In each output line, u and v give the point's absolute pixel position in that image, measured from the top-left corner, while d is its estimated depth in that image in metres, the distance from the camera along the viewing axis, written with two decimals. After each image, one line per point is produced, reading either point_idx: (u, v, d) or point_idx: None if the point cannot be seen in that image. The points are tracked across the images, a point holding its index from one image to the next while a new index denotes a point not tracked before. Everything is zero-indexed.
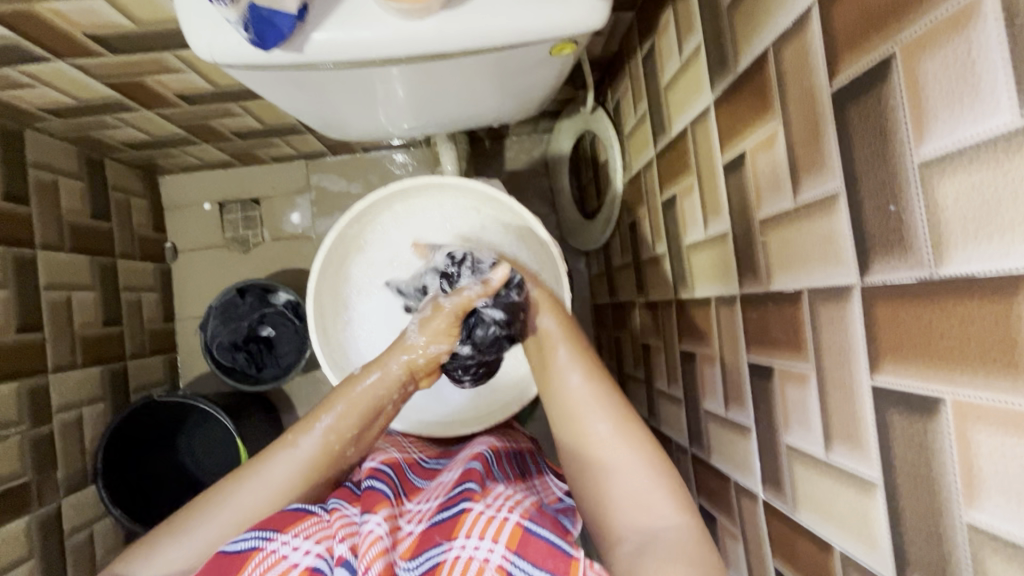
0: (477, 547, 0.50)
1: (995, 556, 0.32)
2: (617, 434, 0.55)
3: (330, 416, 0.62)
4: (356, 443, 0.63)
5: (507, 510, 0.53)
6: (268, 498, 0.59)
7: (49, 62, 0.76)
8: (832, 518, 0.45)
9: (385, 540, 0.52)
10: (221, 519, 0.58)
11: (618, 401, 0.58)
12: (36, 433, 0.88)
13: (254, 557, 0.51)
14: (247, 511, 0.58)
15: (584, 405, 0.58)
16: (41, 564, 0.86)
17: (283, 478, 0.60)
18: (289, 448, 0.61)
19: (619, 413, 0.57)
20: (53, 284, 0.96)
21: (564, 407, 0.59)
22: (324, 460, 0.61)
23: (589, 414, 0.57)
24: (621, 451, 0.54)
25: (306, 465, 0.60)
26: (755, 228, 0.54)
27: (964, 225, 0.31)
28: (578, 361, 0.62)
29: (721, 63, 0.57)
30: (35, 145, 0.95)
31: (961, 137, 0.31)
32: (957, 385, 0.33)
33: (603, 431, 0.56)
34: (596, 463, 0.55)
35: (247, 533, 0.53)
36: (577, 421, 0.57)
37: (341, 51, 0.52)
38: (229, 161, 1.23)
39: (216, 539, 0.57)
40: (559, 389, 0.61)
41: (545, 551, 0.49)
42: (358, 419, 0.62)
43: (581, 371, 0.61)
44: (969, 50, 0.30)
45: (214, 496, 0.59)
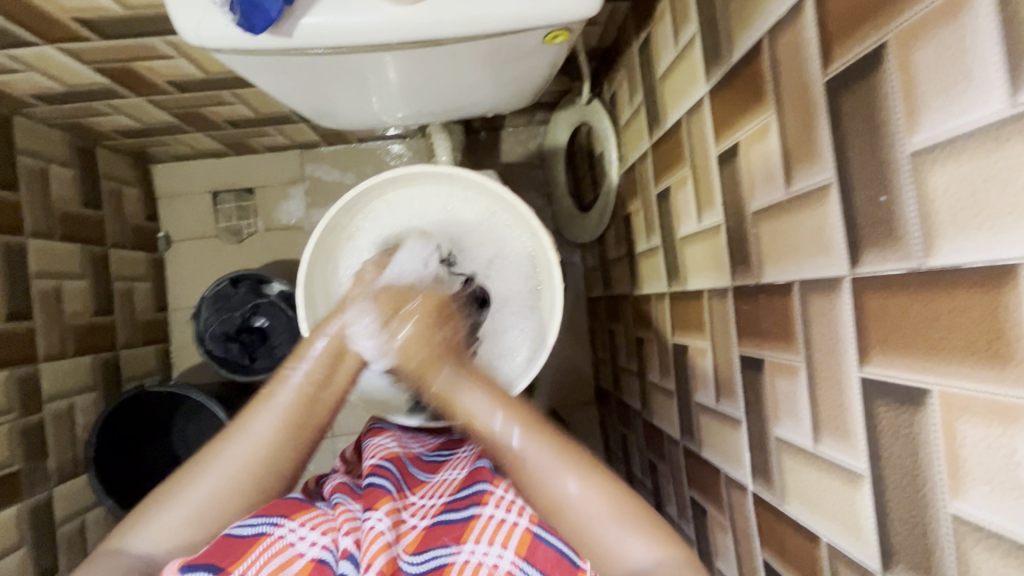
0: (486, 552, 0.50)
1: (978, 547, 0.32)
2: (587, 488, 0.50)
3: (298, 366, 0.59)
4: (329, 389, 0.59)
5: (517, 513, 0.53)
6: (252, 456, 0.55)
7: (36, 46, 0.74)
8: (820, 509, 0.46)
9: (388, 535, 0.51)
10: (205, 482, 0.54)
11: (574, 449, 0.53)
12: (26, 422, 0.88)
13: (261, 542, 0.50)
14: (240, 466, 0.55)
15: (542, 472, 0.51)
16: (32, 552, 0.86)
17: (267, 430, 0.56)
18: (263, 402, 0.57)
19: (583, 464, 0.52)
20: (43, 273, 0.95)
21: (517, 473, 0.52)
22: (301, 409, 0.57)
23: (551, 474, 0.51)
24: (588, 500, 0.50)
25: (284, 415, 0.57)
26: (747, 220, 0.53)
27: (954, 215, 0.31)
28: (519, 421, 0.54)
29: (716, 53, 0.57)
30: (24, 132, 0.94)
31: (953, 126, 0.31)
32: (944, 375, 0.33)
33: (572, 490, 0.50)
34: (572, 523, 0.50)
35: (254, 517, 0.52)
36: (540, 490, 0.51)
37: (331, 37, 0.52)
38: (222, 150, 1.22)
39: (207, 502, 0.54)
40: (509, 456, 0.53)
41: (552, 560, 0.50)
42: (326, 363, 0.59)
43: (522, 426, 0.53)
44: (961, 38, 0.30)
45: (198, 461, 0.56)
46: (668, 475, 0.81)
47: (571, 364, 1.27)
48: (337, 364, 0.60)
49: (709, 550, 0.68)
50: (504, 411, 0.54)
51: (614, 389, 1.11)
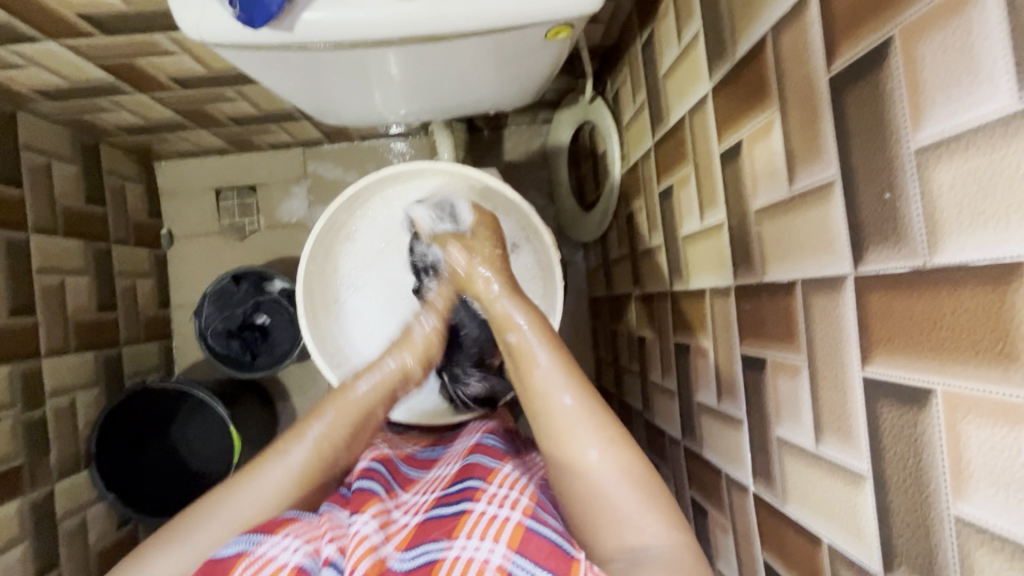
0: (478, 548, 0.48)
1: (982, 549, 0.31)
2: (609, 455, 0.52)
3: (321, 422, 0.62)
4: (348, 451, 0.63)
5: (509, 507, 0.52)
6: (261, 509, 0.58)
7: (39, 42, 0.75)
8: (821, 511, 0.45)
9: (373, 538, 0.52)
10: (210, 530, 0.56)
11: (608, 419, 0.54)
12: (28, 417, 0.88)
13: (242, 561, 0.49)
14: (243, 521, 0.57)
15: (575, 430, 0.54)
16: (33, 547, 0.86)
17: (276, 487, 0.58)
18: (277, 459, 0.60)
19: (613, 434, 0.53)
20: (46, 268, 0.95)
21: (552, 426, 0.55)
22: (314, 468, 0.60)
23: (580, 435, 0.53)
24: (609, 473, 0.51)
25: (297, 474, 0.59)
26: (750, 219, 0.53)
27: (960, 212, 0.31)
28: (566, 373, 0.57)
29: (720, 51, 0.56)
30: (28, 128, 0.95)
31: (959, 121, 0.30)
32: (949, 375, 0.32)
33: (594, 457, 0.52)
34: (587, 489, 0.51)
35: (236, 538, 0.52)
36: (568, 445, 0.53)
37: (333, 32, 0.52)
38: (225, 148, 1.22)
39: (207, 551, 0.56)
40: (545, 406, 0.56)
41: (546, 551, 0.47)
42: (349, 423, 0.62)
43: (569, 386, 0.56)
44: (968, 32, 0.29)
45: (204, 507, 0.57)
46: (669, 476, 0.80)
47: None
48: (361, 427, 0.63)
49: (710, 551, 0.68)
50: (555, 360, 0.58)
51: (615, 389, 1.11)
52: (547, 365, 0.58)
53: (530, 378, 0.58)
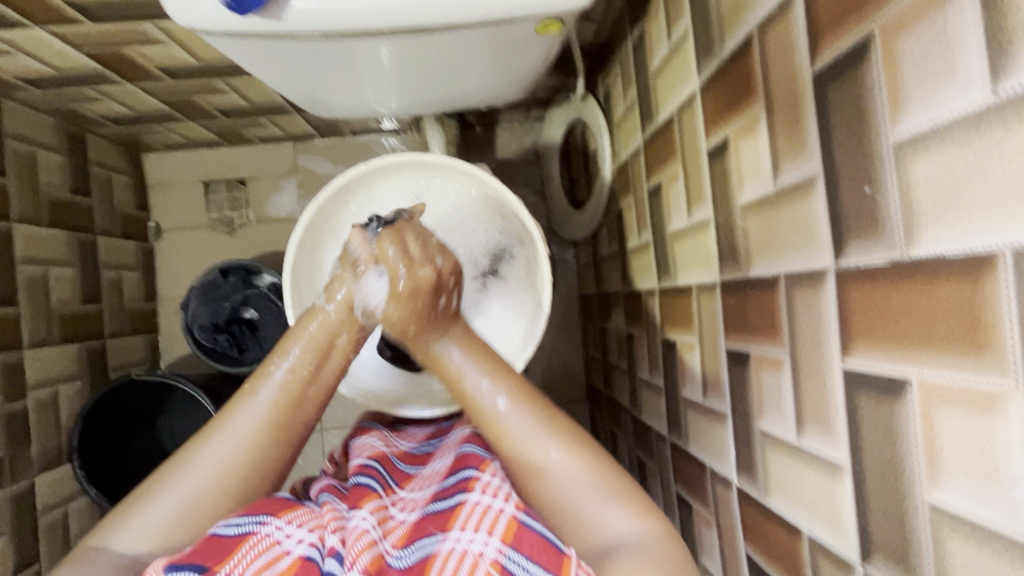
0: (472, 540, 0.48)
1: (955, 536, 0.32)
2: (570, 457, 0.51)
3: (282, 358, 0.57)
4: (320, 382, 0.58)
5: (503, 499, 0.52)
6: (238, 452, 0.54)
7: (25, 28, 0.74)
8: (802, 503, 0.46)
9: (372, 533, 0.51)
10: (190, 480, 0.53)
11: (563, 421, 0.53)
12: (10, 409, 0.87)
13: (246, 542, 0.48)
14: (220, 468, 0.53)
15: (529, 441, 0.52)
16: (12, 540, 0.85)
17: (252, 431, 0.55)
18: (247, 401, 0.56)
19: (567, 432, 0.52)
20: (30, 259, 0.94)
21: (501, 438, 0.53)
22: (288, 405, 0.56)
23: (533, 443, 0.52)
24: (570, 471, 0.50)
25: (269, 413, 0.55)
26: (735, 214, 0.53)
27: (936, 205, 0.31)
28: (506, 386, 0.54)
29: (708, 48, 0.57)
30: (13, 116, 0.93)
31: (936, 116, 0.31)
32: (925, 365, 0.33)
33: (553, 458, 0.51)
34: (550, 493, 0.51)
35: (240, 516, 0.50)
36: (524, 457, 0.52)
37: (323, 21, 0.51)
38: (215, 140, 1.21)
39: (190, 499, 0.52)
40: (494, 421, 0.53)
41: (538, 546, 0.47)
42: (312, 355, 0.58)
43: (509, 391, 0.54)
44: (945, 28, 0.30)
45: (180, 458, 0.54)
46: (655, 472, 0.81)
47: (562, 362, 1.27)
48: (326, 356, 0.58)
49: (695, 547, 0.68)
50: (493, 376, 0.55)
51: (604, 386, 1.11)
52: (488, 384, 0.54)
53: (465, 398, 0.55)
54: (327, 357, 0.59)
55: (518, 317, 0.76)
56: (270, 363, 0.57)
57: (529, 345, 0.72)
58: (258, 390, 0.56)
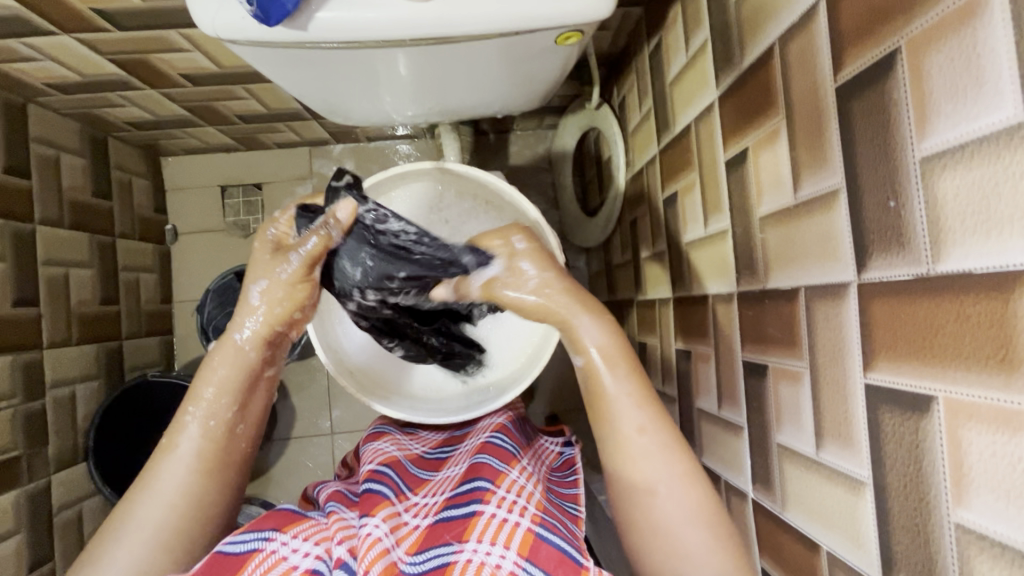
0: (489, 552, 0.48)
1: (982, 557, 0.31)
2: (680, 491, 0.50)
3: (198, 405, 0.56)
4: (246, 421, 0.58)
5: (518, 513, 0.52)
6: (176, 501, 0.54)
7: (53, 35, 0.75)
8: (821, 518, 0.45)
9: (385, 541, 0.51)
10: (127, 546, 0.51)
11: (683, 452, 0.52)
12: (28, 408, 0.88)
13: (253, 559, 0.48)
14: (156, 526, 0.52)
15: (644, 461, 0.51)
16: (28, 538, 0.86)
17: (181, 482, 0.54)
18: (171, 455, 0.55)
19: (683, 464, 0.51)
20: (51, 260, 0.96)
21: (620, 453, 0.52)
22: (214, 450, 0.56)
23: (651, 470, 0.51)
24: (676, 506, 0.50)
25: (197, 460, 0.55)
26: (754, 225, 0.53)
27: (963, 221, 0.31)
28: (638, 396, 0.53)
29: (727, 59, 0.57)
30: (38, 120, 0.95)
31: (964, 131, 0.31)
32: (951, 382, 0.32)
33: (663, 491, 0.50)
34: (654, 518, 0.50)
35: (246, 533, 0.50)
36: (634, 479, 0.52)
37: (346, 31, 0.52)
38: (233, 145, 1.23)
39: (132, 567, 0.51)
40: (617, 432, 0.53)
41: (556, 559, 0.48)
42: (236, 394, 0.57)
43: (643, 405, 0.53)
44: (974, 43, 0.30)
45: (117, 519, 0.53)
46: None
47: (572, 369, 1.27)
48: (250, 392, 0.58)
49: None
50: (629, 387, 0.53)
51: None
52: (617, 389, 0.53)
53: (597, 398, 0.54)
54: (254, 392, 0.59)
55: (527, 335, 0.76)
56: (186, 412, 0.56)
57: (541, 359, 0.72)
58: (177, 441, 0.55)
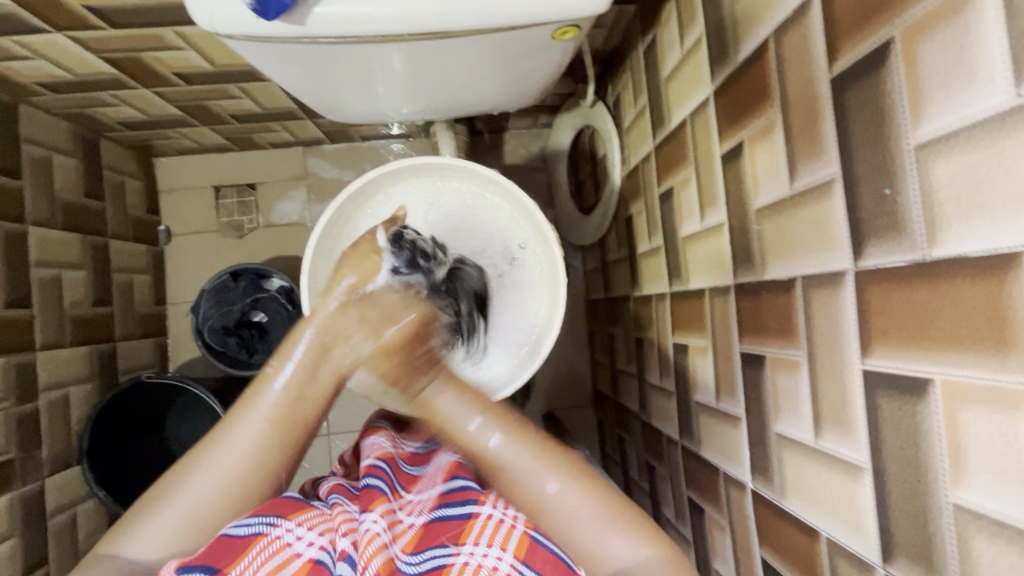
0: (486, 554, 0.49)
1: (980, 535, 0.32)
2: (568, 484, 0.52)
3: (278, 361, 0.57)
4: (316, 383, 0.57)
5: (514, 514, 0.51)
6: (239, 462, 0.53)
7: (45, 34, 0.75)
8: (818, 504, 0.46)
9: (383, 536, 0.50)
10: (196, 488, 0.52)
11: (560, 452, 0.54)
12: (21, 411, 0.87)
13: (258, 543, 0.48)
14: (226, 473, 0.53)
15: (523, 474, 0.53)
16: (22, 543, 0.85)
17: (255, 435, 0.54)
18: (253, 402, 0.55)
19: (564, 462, 0.54)
20: (43, 261, 0.95)
21: (493, 471, 0.54)
22: (287, 407, 0.55)
23: (529, 476, 0.53)
24: (572, 504, 0.51)
25: (270, 416, 0.55)
26: (750, 217, 0.54)
27: (958, 206, 0.32)
28: (491, 419, 0.56)
29: (722, 54, 0.57)
30: (29, 120, 0.94)
31: (957, 117, 0.31)
32: (947, 364, 0.33)
33: (551, 489, 0.52)
34: (556, 526, 0.51)
35: (251, 517, 0.50)
36: (520, 492, 0.53)
37: (343, 26, 0.52)
38: (226, 145, 1.22)
39: (198, 510, 0.52)
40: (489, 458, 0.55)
41: (551, 561, 0.48)
42: (311, 357, 0.57)
43: (501, 428, 0.55)
44: (967, 32, 0.30)
45: (183, 469, 0.53)
46: (666, 475, 0.81)
47: (569, 366, 1.28)
48: (318, 364, 0.58)
49: (706, 551, 0.68)
50: (484, 415, 0.56)
51: (612, 391, 1.11)
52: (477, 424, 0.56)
53: (456, 435, 0.56)
54: (326, 360, 0.58)
55: (528, 330, 0.77)
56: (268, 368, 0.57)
57: (536, 359, 0.73)
58: (260, 393, 0.55)
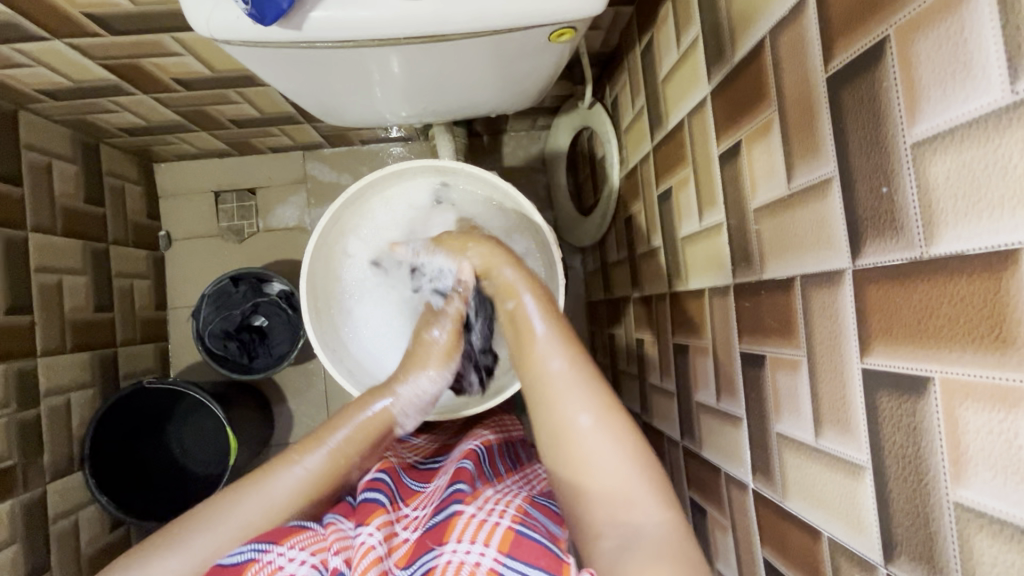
0: (468, 551, 0.49)
1: (981, 534, 0.32)
2: (602, 422, 0.53)
3: (337, 434, 0.62)
4: (361, 466, 0.63)
5: (498, 513, 0.51)
6: (260, 515, 0.58)
7: (44, 41, 0.75)
8: (819, 503, 0.46)
9: (379, 549, 0.52)
10: (215, 534, 0.56)
11: (602, 388, 0.55)
12: (23, 417, 0.88)
13: (251, 568, 0.51)
14: (245, 525, 0.57)
15: (566, 395, 0.54)
16: (24, 549, 0.85)
17: (288, 494, 0.59)
18: (294, 466, 0.60)
19: (607, 405, 0.54)
20: (44, 267, 0.95)
21: (543, 392, 0.56)
22: (328, 479, 0.61)
23: (570, 397, 0.54)
24: (603, 449, 0.51)
25: (311, 481, 0.60)
26: (749, 217, 0.54)
27: (955, 203, 0.32)
28: (556, 341, 0.58)
29: (718, 54, 0.58)
30: (29, 127, 0.95)
31: (953, 115, 0.31)
32: (947, 362, 0.33)
33: (585, 422, 0.53)
34: (575, 452, 0.52)
35: (244, 545, 0.52)
36: (556, 414, 0.54)
37: (340, 30, 0.53)
38: (226, 150, 1.23)
39: (208, 555, 0.56)
40: (542, 374, 0.56)
41: (537, 551, 0.48)
42: (360, 436, 0.62)
43: (563, 353, 0.57)
44: (961, 30, 0.30)
45: (209, 510, 0.58)
46: (667, 477, 0.81)
47: None
48: (369, 440, 0.63)
49: (709, 552, 0.68)
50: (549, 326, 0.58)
51: (613, 393, 1.11)
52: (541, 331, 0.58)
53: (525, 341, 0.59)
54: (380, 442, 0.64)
55: None
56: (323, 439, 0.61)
57: None
58: (306, 458, 0.60)
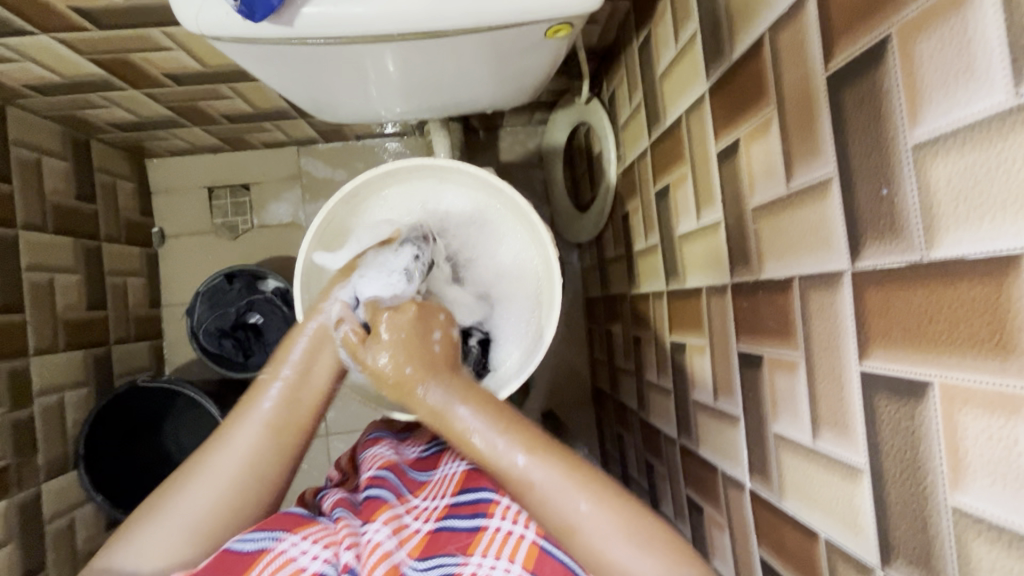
0: (495, 566, 0.50)
1: (979, 539, 0.32)
2: (597, 507, 0.48)
3: (282, 368, 0.60)
4: (312, 387, 0.60)
5: (523, 524, 0.52)
6: (239, 466, 0.56)
7: (31, 36, 0.74)
8: (817, 504, 0.46)
9: (388, 545, 0.52)
10: (195, 496, 0.54)
11: (580, 467, 0.50)
12: (16, 417, 0.87)
13: (263, 558, 0.49)
14: (224, 481, 0.55)
15: (551, 492, 0.49)
16: (19, 549, 0.84)
17: (252, 441, 0.57)
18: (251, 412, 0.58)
19: (592, 483, 0.50)
20: (35, 265, 0.94)
21: (520, 492, 0.50)
22: (286, 412, 0.58)
23: (557, 493, 0.49)
24: (606, 529, 0.48)
25: (269, 420, 0.58)
26: (747, 216, 0.53)
27: (956, 207, 0.31)
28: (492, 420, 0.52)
29: (716, 50, 0.57)
30: (17, 122, 0.93)
31: (955, 117, 0.31)
32: (946, 367, 0.33)
33: (584, 509, 0.48)
34: (585, 547, 0.48)
35: (256, 533, 0.51)
36: (551, 512, 0.49)
37: (332, 26, 0.52)
38: (219, 146, 1.21)
39: (194, 518, 0.54)
40: (513, 478, 0.50)
41: (560, 574, 0.49)
42: (305, 357, 0.60)
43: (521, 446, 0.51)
44: (965, 29, 0.30)
45: (182, 476, 0.56)
46: (664, 474, 0.81)
47: (568, 364, 1.27)
48: (315, 359, 0.61)
49: (705, 550, 0.68)
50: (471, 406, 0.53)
51: (610, 389, 1.11)
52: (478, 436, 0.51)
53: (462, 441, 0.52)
54: (323, 350, 0.61)
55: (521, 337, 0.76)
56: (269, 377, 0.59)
57: (531, 362, 0.71)
58: (259, 399, 0.58)
